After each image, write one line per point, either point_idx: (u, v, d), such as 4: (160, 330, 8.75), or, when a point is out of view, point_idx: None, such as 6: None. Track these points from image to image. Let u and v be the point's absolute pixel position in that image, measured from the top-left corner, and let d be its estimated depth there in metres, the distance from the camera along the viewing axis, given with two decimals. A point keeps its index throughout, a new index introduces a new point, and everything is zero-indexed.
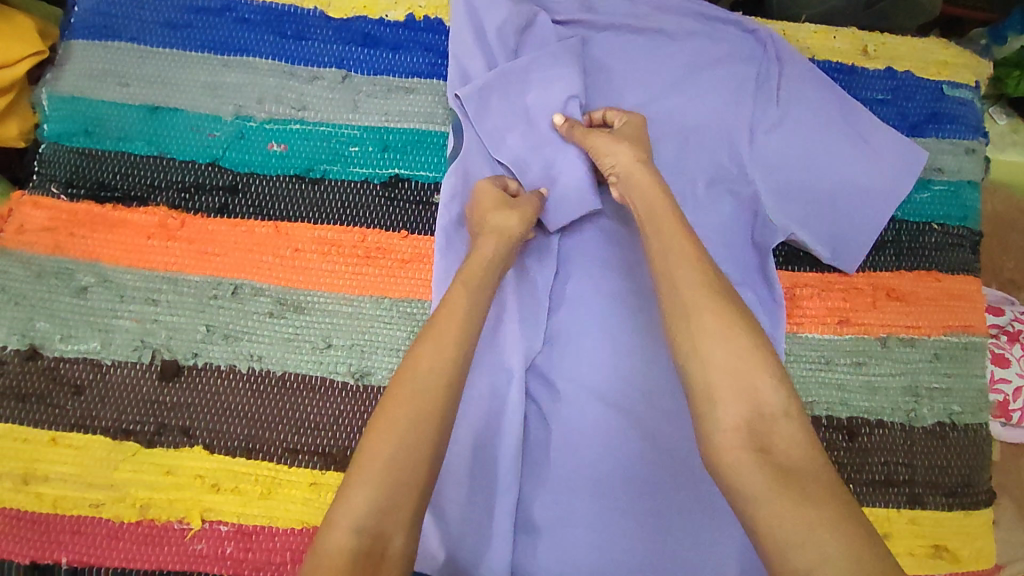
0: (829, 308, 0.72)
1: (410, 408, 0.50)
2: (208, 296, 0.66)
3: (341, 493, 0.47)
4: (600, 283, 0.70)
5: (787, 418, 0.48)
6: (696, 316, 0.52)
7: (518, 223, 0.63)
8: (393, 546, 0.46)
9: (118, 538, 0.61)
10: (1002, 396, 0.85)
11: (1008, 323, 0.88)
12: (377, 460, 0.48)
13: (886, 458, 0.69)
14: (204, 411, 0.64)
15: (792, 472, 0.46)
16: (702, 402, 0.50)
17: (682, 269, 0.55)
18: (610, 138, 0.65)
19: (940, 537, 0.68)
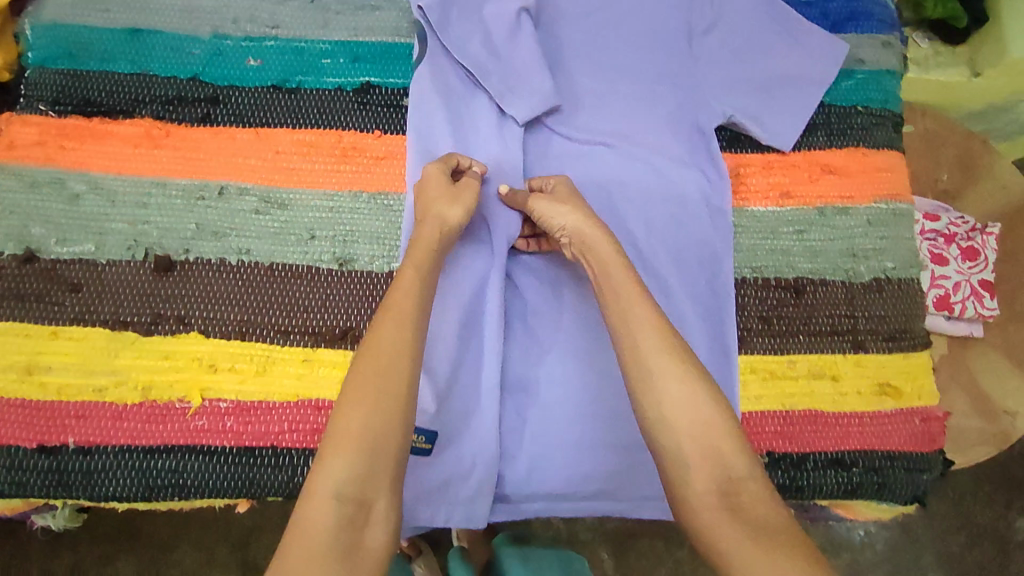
0: (771, 183, 0.79)
1: (380, 405, 0.52)
2: (195, 197, 0.70)
3: (317, 464, 0.49)
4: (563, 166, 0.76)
5: (753, 479, 0.51)
6: (661, 383, 0.54)
7: (457, 211, 0.65)
8: (377, 508, 0.49)
9: (122, 418, 0.65)
10: (942, 290, 0.99)
11: (945, 227, 1.03)
12: (353, 427, 0.50)
13: (830, 311, 0.76)
14: (198, 302, 0.68)
15: (761, 531, 0.48)
16: (673, 468, 0.52)
17: (643, 330, 0.56)
18: (551, 202, 0.66)
19: (883, 376, 0.75)
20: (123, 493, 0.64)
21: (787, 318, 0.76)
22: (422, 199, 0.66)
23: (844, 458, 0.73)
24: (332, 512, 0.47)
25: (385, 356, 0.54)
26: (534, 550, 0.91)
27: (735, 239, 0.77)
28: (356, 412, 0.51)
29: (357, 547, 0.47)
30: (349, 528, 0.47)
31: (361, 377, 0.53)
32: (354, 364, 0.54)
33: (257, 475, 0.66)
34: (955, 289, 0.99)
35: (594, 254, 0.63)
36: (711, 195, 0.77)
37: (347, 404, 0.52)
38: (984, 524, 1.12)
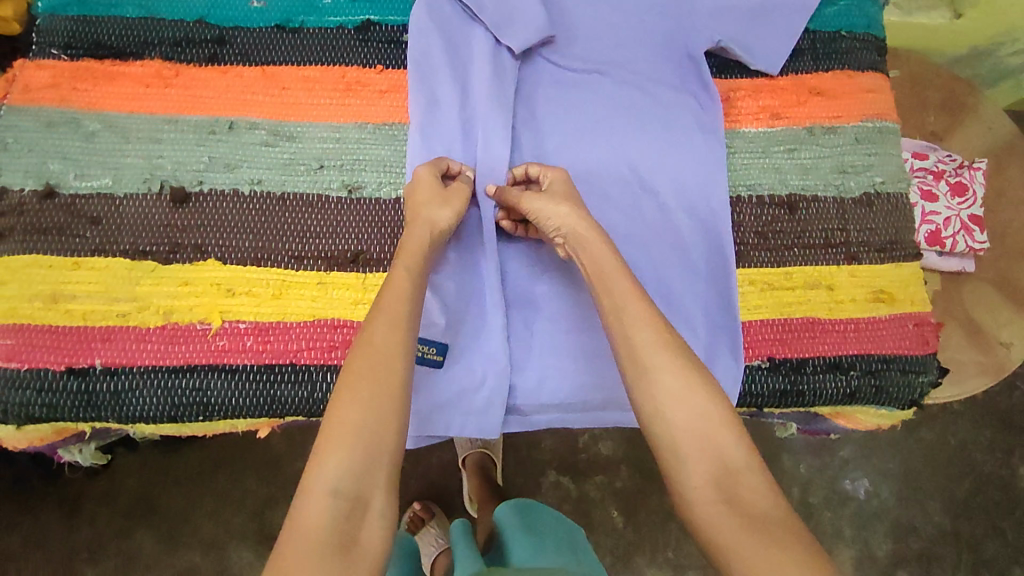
0: (761, 106, 0.82)
1: (373, 406, 0.55)
2: (206, 132, 0.73)
3: (314, 463, 0.53)
4: (561, 95, 0.79)
5: (750, 471, 0.55)
6: (658, 375, 0.58)
7: (449, 214, 0.68)
8: (373, 505, 0.53)
9: (145, 341, 0.67)
10: (933, 227, 1.10)
11: (932, 165, 1.13)
12: (347, 425, 0.54)
13: (824, 225, 0.79)
14: (213, 231, 0.71)
15: (757, 520, 0.53)
16: (671, 463, 0.57)
17: (639, 328, 0.61)
18: (548, 200, 0.68)
19: (877, 285, 0.78)
20: (151, 412, 0.67)
21: (782, 233, 0.78)
22: (412, 198, 0.69)
23: (841, 362, 0.76)
24: (330, 508, 0.51)
25: (380, 357, 0.57)
26: (540, 518, 1.00)
27: (729, 159, 0.80)
28: (355, 409, 0.55)
29: (354, 542, 0.51)
30: (346, 524, 0.51)
31: (356, 378, 0.56)
32: (349, 362, 0.58)
33: (278, 391, 0.68)
34: (947, 223, 1.09)
35: (587, 250, 0.66)
36: (704, 119, 0.79)
37: (343, 401, 0.56)
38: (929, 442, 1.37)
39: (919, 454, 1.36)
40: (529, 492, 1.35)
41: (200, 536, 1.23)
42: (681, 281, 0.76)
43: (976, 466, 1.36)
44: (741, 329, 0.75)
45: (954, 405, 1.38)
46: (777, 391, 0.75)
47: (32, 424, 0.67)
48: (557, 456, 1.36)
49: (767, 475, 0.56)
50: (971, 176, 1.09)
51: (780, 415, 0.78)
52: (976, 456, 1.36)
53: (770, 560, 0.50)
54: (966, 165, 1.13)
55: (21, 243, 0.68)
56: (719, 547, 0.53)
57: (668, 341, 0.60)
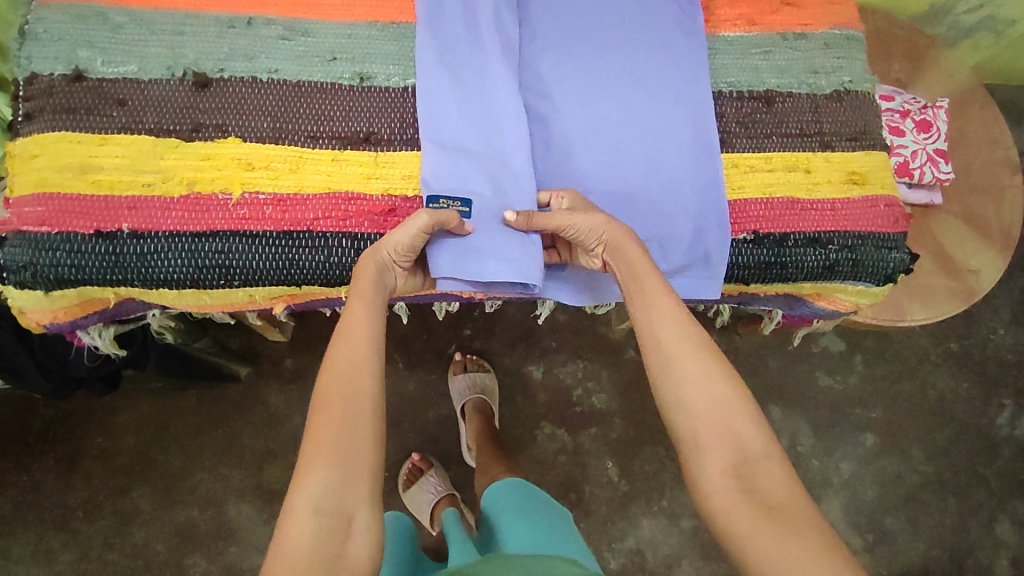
0: (738, 14, 0.89)
1: (348, 420, 0.59)
2: (227, 26, 0.78)
3: (297, 480, 0.57)
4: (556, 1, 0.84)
5: (767, 459, 0.61)
6: (682, 370, 0.64)
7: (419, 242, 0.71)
8: (356, 521, 0.57)
9: (169, 209, 0.71)
10: (902, 159, 1.25)
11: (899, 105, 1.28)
12: (330, 447, 0.58)
13: (799, 116, 0.85)
14: (233, 114, 0.75)
15: (771, 507, 0.58)
16: (691, 452, 0.62)
17: (664, 322, 0.66)
18: (582, 213, 0.71)
19: (851, 168, 0.84)
20: (175, 275, 0.71)
21: (761, 123, 0.84)
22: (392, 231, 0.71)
23: (820, 237, 0.81)
24: (312, 526, 0.55)
25: (348, 368, 0.61)
26: (523, 490, 1.04)
27: (710, 59, 0.86)
28: (331, 433, 0.58)
29: (339, 558, 0.55)
30: (331, 540, 0.55)
31: (329, 399, 0.59)
32: (319, 392, 0.60)
33: (296, 256, 0.72)
34: (914, 156, 1.26)
35: (626, 259, 0.70)
36: (687, 21, 0.86)
37: (318, 420, 0.59)
38: (911, 389, 1.43)
39: (902, 403, 1.42)
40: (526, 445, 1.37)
41: (198, 493, 1.24)
42: (671, 167, 0.80)
43: (955, 415, 1.42)
44: (728, 204, 0.81)
45: (931, 354, 1.44)
46: (761, 262, 0.81)
47: (60, 289, 0.71)
48: (552, 408, 1.40)
49: (782, 461, 0.61)
50: (937, 113, 1.27)
51: (766, 287, 0.84)
52: (955, 404, 1.42)
53: (785, 549, 0.55)
54: (929, 106, 1.30)
55: (50, 123, 0.73)
56: (735, 534, 0.58)
57: (692, 337, 0.65)
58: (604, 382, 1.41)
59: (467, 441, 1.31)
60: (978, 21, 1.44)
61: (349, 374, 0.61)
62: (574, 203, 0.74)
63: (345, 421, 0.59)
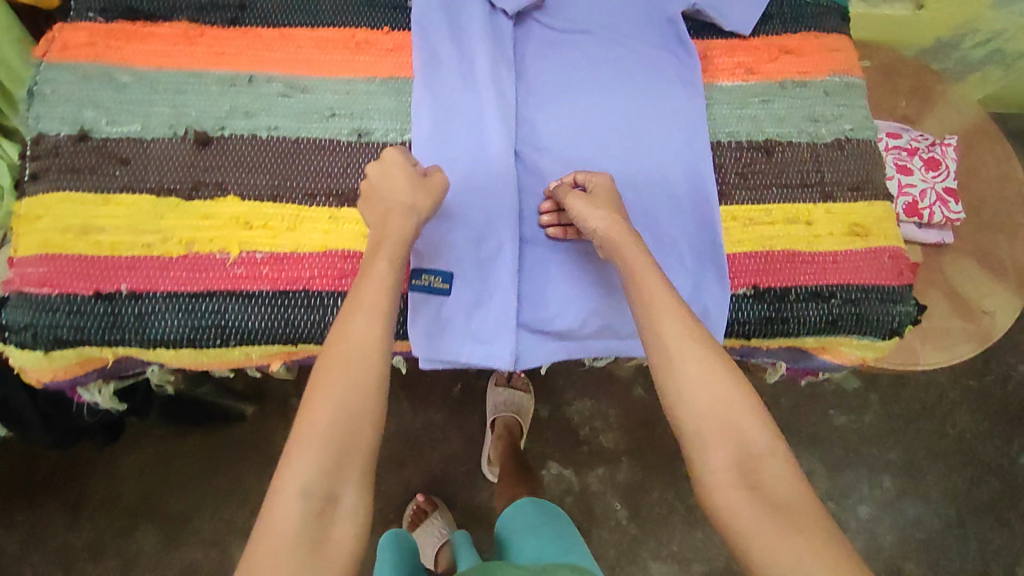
0: (736, 63, 0.89)
1: (343, 406, 0.60)
2: (228, 85, 0.79)
3: (286, 462, 0.59)
4: (550, 55, 0.85)
5: (771, 456, 0.60)
6: (683, 367, 0.63)
7: (422, 201, 0.70)
8: (343, 504, 0.58)
9: (168, 268, 0.71)
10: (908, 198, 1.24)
11: (905, 144, 1.28)
12: (319, 431, 0.59)
13: (799, 166, 0.84)
14: (233, 172, 0.76)
15: (777, 506, 0.58)
16: (694, 450, 0.61)
17: (667, 319, 0.65)
18: (588, 202, 0.72)
19: (853, 219, 0.83)
20: (172, 335, 0.71)
21: (761, 173, 0.83)
22: (380, 184, 0.71)
23: (823, 290, 0.80)
24: (299, 508, 0.57)
25: (348, 354, 0.62)
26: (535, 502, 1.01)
27: (707, 109, 0.86)
28: (325, 419, 0.59)
29: (325, 540, 0.57)
30: (315, 526, 0.57)
31: (326, 383, 0.61)
32: (320, 370, 0.62)
33: (292, 316, 0.72)
34: (923, 195, 1.25)
35: (620, 256, 0.69)
36: (684, 72, 0.86)
37: (314, 403, 0.60)
38: (931, 429, 1.39)
39: (920, 444, 1.38)
40: (548, 461, 1.36)
41: (201, 537, 1.23)
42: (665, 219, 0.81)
43: (975, 455, 1.38)
44: (726, 260, 0.80)
45: (950, 393, 1.40)
46: (762, 317, 0.79)
47: (59, 349, 0.71)
48: (559, 448, 1.37)
49: (786, 459, 0.61)
50: (946, 150, 1.27)
51: (768, 345, 0.82)
52: (975, 443, 1.38)
53: (790, 550, 0.55)
54: (938, 143, 1.29)
55: (55, 182, 0.74)
56: (739, 535, 0.58)
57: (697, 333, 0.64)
58: (611, 421, 1.39)
59: (489, 454, 1.29)
60: (984, 56, 1.47)
61: (349, 359, 0.62)
62: (600, 188, 0.74)
63: (341, 406, 0.60)
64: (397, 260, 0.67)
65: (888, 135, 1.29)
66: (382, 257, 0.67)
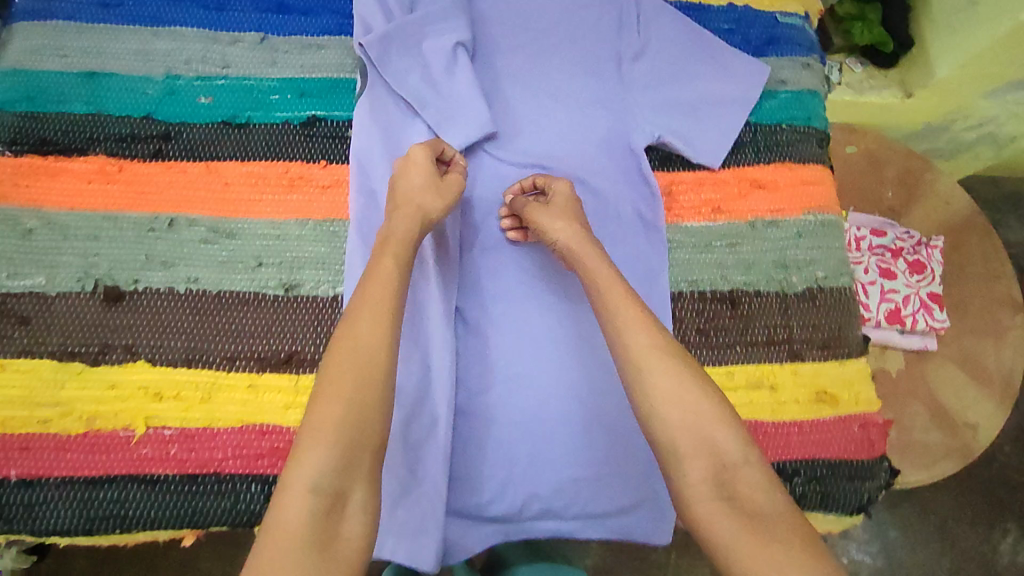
0: (703, 200, 0.83)
1: (357, 405, 0.55)
2: (146, 229, 0.72)
3: (298, 457, 0.53)
4: (501, 198, 0.79)
5: (747, 464, 0.54)
6: (653, 380, 0.57)
7: (436, 206, 0.70)
8: (352, 502, 0.52)
9: (66, 449, 0.65)
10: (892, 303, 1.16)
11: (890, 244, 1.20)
12: (328, 422, 0.54)
13: (765, 321, 0.79)
14: (145, 332, 0.69)
15: (756, 520, 0.51)
16: (670, 460, 0.55)
17: (631, 331, 0.60)
18: (547, 214, 0.71)
19: (821, 384, 0.78)
20: (66, 525, 0.64)
21: (724, 330, 0.78)
22: (403, 176, 0.71)
23: (785, 467, 0.75)
24: (309, 506, 0.50)
25: (358, 349, 0.57)
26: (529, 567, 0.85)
27: (669, 253, 0.80)
28: (335, 409, 0.54)
29: (335, 538, 0.50)
30: (325, 518, 0.50)
31: (341, 384, 0.55)
32: (327, 368, 0.57)
33: (199, 502, 0.66)
34: (907, 301, 1.15)
35: (581, 265, 0.68)
36: (645, 210, 0.81)
37: (324, 398, 0.55)
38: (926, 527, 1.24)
39: (911, 538, 1.23)
40: None
41: None
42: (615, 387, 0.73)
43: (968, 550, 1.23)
44: None
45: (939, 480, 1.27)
46: None
47: None
48: None
49: (765, 467, 0.54)
50: (931, 252, 1.17)
51: None
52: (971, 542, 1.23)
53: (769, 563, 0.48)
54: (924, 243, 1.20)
55: None
56: (719, 550, 0.51)
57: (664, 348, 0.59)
58: None
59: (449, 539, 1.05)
60: (976, 138, 1.37)
61: (364, 351, 0.57)
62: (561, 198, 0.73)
63: (357, 411, 0.54)
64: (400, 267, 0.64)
65: (870, 233, 1.21)
66: (389, 261, 0.64)
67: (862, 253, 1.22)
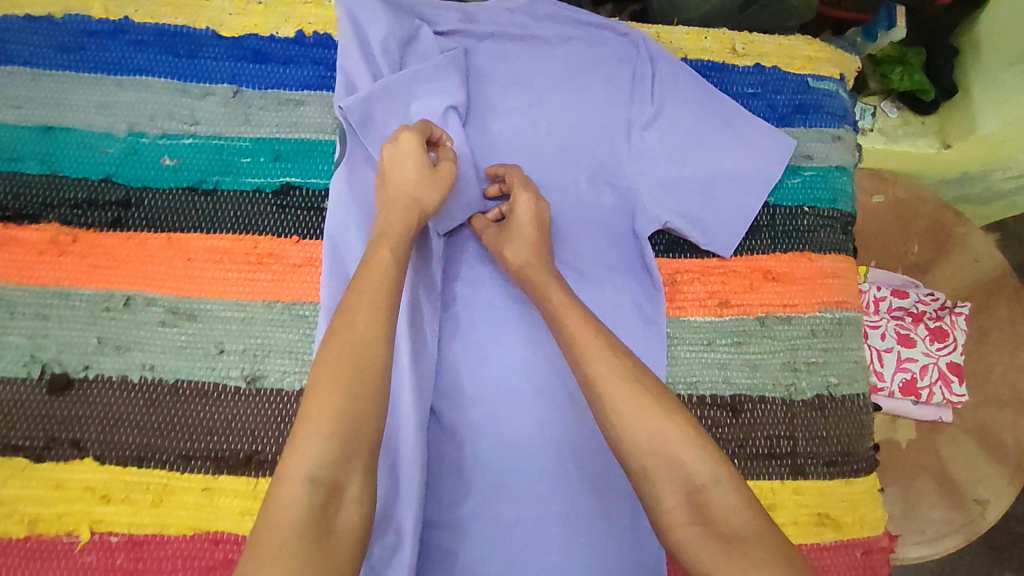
0: (709, 292, 0.75)
1: (357, 398, 0.51)
2: (100, 308, 0.67)
3: (291, 448, 0.48)
4: (483, 288, 0.73)
5: (718, 484, 0.51)
6: (613, 406, 0.55)
7: (432, 198, 0.65)
8: (350, 491, 0.49)
9: (5, 555, 0.62)
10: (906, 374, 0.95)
11: (912, 304, 0.97)
12: (326, 410, 0.50)
13: (768, 431, 0.73)
14: (95, 425, 0.64)
15: (734, 542, 0.48)
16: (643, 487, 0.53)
17: (592, 360, 0.57)
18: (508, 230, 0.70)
19: (822, 505, 0.72)
20: None
21: (723, 442, 0.72)
22: (393, 171, 0.66)
23: None
24: (304, 495, 0.47)
25: (354, 336, 0.53)
26: None
27: (669, 352, 0.74)
28: (336, 397, 0.50)
29: (331, 529, 0.47)
30: (321, 512, 0.47)
31: (339, 374, 0.51)
32: (322, 357, 0.52)
33: None
34: (924, 371, 0.94)
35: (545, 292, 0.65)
36: (645, 306, 0.74)
37: (318, 391, 0.51)
38: None
39: None
40: None
41: None
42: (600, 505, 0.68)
43: None
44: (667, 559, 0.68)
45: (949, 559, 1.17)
46: None
47: None
48: None
49: (739, 485, 0.51)
50: (955, 321, 0.96)
51: None
52: None
53: None
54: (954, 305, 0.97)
55: None
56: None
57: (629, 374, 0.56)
58: None
59: None
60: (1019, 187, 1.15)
61: (363, 340, 0.53)
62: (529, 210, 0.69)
63: (356, 404, 0.50)
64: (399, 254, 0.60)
65: (891, 293, 0.98)
66: (386, 249, 0.60)
67: (880, 317, 0.98)
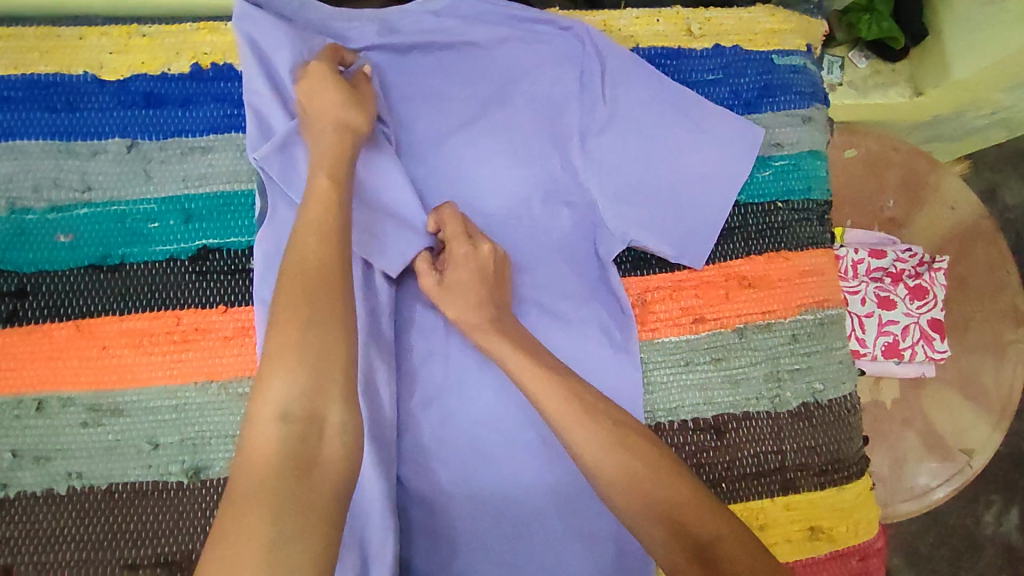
0: (683, 308, 0.70)
1: (325, 329, 0.49)
2: (10, 417, 0.60)
3: (266, 381, 0.47)
4: (438, 341, 0.67)
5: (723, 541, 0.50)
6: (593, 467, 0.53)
7: (359, 116, 0.61)
8: (330, 420, 0.47)
9: None
10: (888, 337, 0.86)
11: (891, 264, 0.87)
12: (290, 343, 0.48)
13: (756, 449, 0.69)
14: (26, 546, 0.59)
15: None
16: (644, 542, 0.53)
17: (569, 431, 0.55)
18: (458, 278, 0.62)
19: (815, 517, 0.70)
20: None
21: (709, 467, 0.68)
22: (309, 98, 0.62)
23: None
24: (279, 432, 0.45)
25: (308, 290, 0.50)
26: None
27: (646, 378, 0.69)
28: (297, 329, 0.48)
29: (315, 460, 0.45)
30: (301, 443, 0.45)
31: (301, 304, 0.49)
32: (280, 289, 0.50)
33: None
34: (906, 331, 0.86)
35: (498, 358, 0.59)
36: (616, 334, 0.70)
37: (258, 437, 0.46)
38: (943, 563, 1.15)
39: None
40: None
41: None
42: (584, 555, 0.65)
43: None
44: None
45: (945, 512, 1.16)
46: None
47: None
48: None
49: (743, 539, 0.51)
50: (934, 276, 0.87)
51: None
52: None
53: None
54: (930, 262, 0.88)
55: None
56: None
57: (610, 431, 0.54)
58: None
59: None
60: (989, 123, 1.09)
61: (320, 266, 0.51)
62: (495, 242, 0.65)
63: (326, 334, 0.49)
64: (337, 190, 0.57)
65: (869, 254, 0.87)
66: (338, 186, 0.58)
67: (859, 280, 0.88)
